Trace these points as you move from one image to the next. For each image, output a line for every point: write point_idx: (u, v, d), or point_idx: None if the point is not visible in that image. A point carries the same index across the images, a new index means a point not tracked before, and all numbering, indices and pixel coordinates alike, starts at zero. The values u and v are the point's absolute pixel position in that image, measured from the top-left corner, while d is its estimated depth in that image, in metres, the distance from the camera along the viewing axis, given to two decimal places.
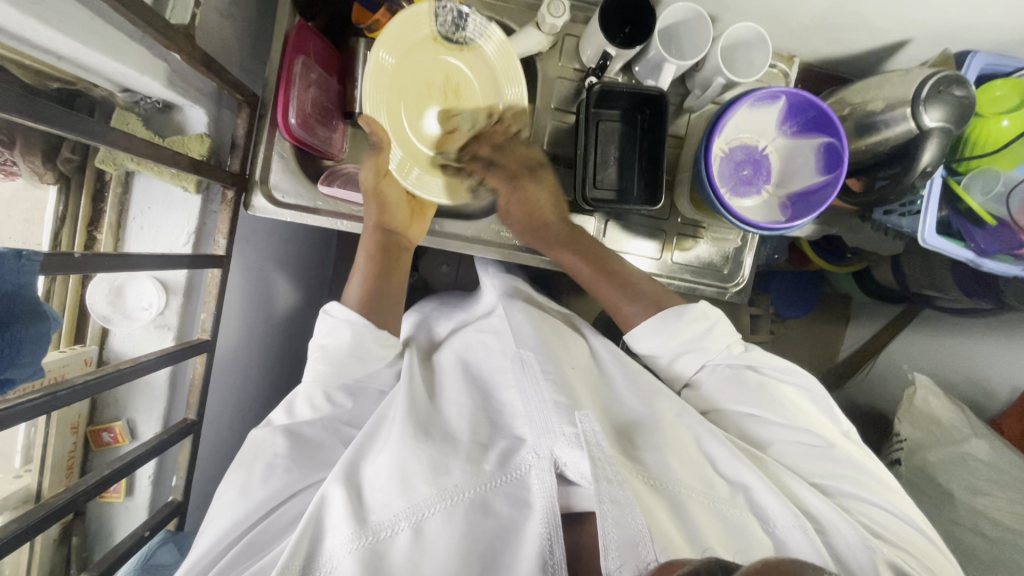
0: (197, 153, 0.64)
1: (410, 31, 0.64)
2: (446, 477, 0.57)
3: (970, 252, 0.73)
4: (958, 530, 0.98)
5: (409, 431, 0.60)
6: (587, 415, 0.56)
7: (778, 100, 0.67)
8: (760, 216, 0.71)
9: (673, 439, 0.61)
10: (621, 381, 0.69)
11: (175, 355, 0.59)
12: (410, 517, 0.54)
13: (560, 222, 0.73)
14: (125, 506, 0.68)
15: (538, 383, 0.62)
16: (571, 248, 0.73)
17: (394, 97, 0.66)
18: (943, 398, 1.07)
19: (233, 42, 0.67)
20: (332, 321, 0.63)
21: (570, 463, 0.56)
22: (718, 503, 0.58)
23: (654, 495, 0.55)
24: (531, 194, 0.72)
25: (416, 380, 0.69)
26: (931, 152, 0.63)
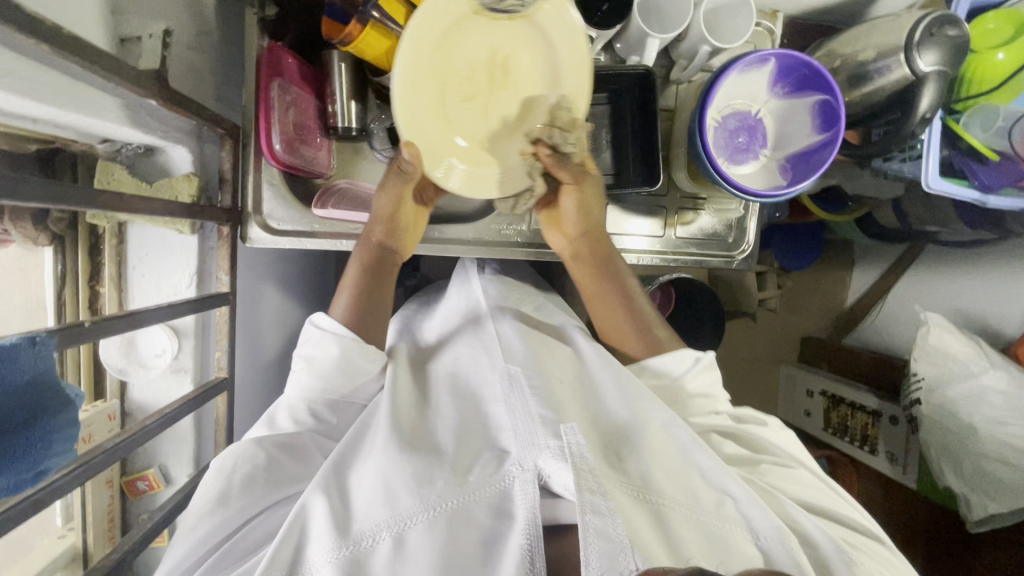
0: (188, 195, 0.62)
1: (444, 9, 0.59)
2: (428, 487, 0.56)
3: (976, 190, 0.73)
4: (985, 462, 0.99)
5: (394, 443, 0.60)
6: (571, 428, 0.56)
7: (767, 63, 0.65)
8: (761, 182, 0.70)
9: (658, 450, 0.60)
10: (609, 389, 0.67)
11: (197, 402, 0.58)
12: (392, 526, 0.54)
13: (602, 241, 0.74)
14: None
15: (524, 398, 0.63)
16: (603, 278, 0.74)
17: (433, 74, 0.61)
18: (957, 334, 1.07)
19: (206, 75, 0.65)
20: (320, 333, 0.65)
21: (555, 475, 0.56)
22: (702, 515, 0.57)
23: (639, 505, 0.55)
24: (585, 200, 0.72)
25: (400, 394, 0.68)
26: (929, 96, 0.62)
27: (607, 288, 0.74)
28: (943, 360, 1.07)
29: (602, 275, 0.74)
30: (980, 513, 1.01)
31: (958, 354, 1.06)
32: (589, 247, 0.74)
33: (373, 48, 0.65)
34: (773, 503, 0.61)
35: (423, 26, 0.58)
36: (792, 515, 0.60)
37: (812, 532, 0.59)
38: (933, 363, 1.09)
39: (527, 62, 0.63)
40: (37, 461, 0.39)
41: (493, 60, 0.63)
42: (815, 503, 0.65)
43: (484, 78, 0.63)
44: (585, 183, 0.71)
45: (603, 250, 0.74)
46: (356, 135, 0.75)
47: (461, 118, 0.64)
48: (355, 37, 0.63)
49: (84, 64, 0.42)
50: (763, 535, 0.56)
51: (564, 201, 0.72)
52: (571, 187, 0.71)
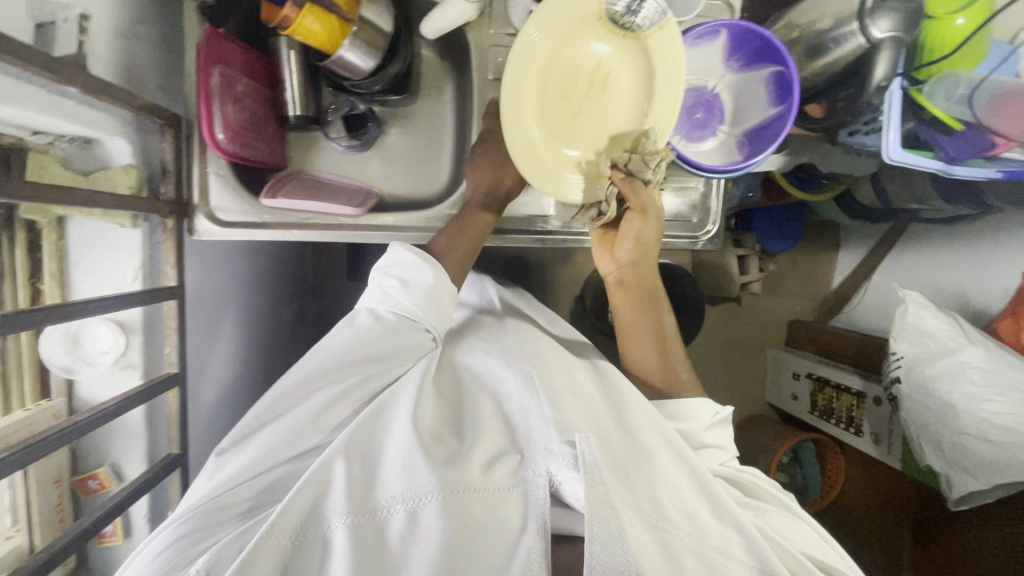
0: (125, 186, 0.61)
1: (557, 11, 0.61)
2: (449, 468, 0.56)
3: (940, 161, 0.72)
4: (964, 439, 0.98)
5: (413, 433, 0.59)
6: (586, 438, 0.55)
7: (719, 35, 0.64)
8: (719, 160, 0.68)
9: (666, 473, 0.59)
10: (629, 397, 0.66)
11: (142, 395, 0.59)
12: (406, 502, 0.54)
13: (653, 275, 0.73)
14: (127, 547, 0.67)
15: (541, 403, 0.62)
16: (641, 309, 0.74)
17: (537, 84, 0.64)
18: (935, 311, 1.06)
19: (146, 65, 0.64)
20: (402, 260, 0.68)
21: (566, 484, 0.55)
22: (706, 546, 0.55)
23: (643, 526, 0.54)
24: (645, 232, 0.69)
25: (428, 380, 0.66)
26: (884, 66, 0.61)
27: (644, 318, 0.74)
28: (922, 338, 1.06)
29: (642, 307, 0.74)
30: (961, 490, 1.00)
31: (936, 332, 1.04)
32: (636, 278, 0.72)
33: (312, 34, 0.63)
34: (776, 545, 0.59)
35: (538, 32, 0.62)
36: (791, 555, 0.58)
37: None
38: (912, 341, 1.08)
39: (626, 79, 0.65)
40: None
41: (597, 72, 0.64)
42: (820, 557, 0.62)
43: (585, 82, 0.65)
44: (649, 215, 0.67)
45: (649, 284, 0.73)
46: (309, 124, 0.75)
47: (555, 129, 0.65)
48: (291, 22, 0.61)
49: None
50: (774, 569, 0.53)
51: (628, 225, 0.68)
52: (636, 216, 0.67)
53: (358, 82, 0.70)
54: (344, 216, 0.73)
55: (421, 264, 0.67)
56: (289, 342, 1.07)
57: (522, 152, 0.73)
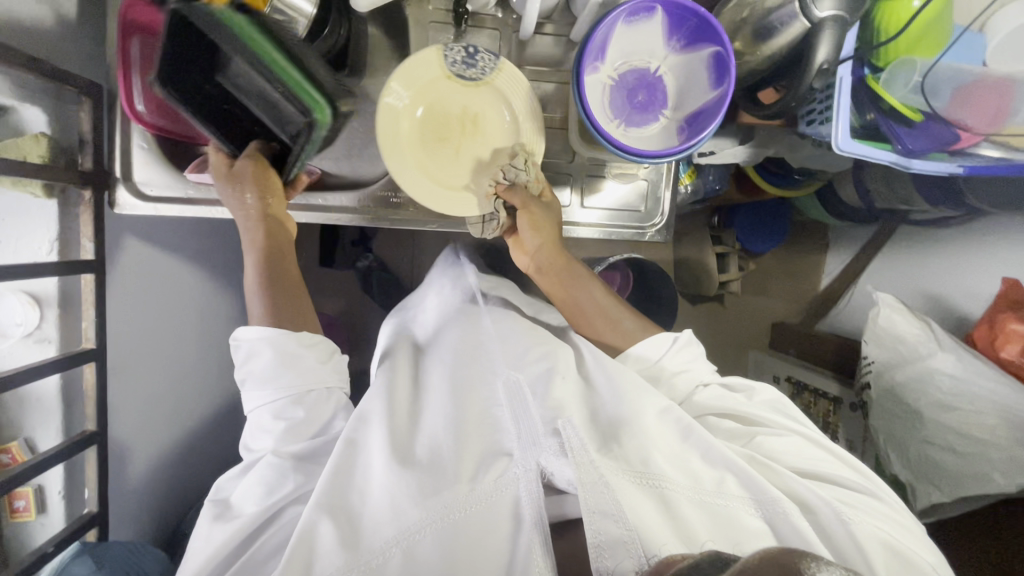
0: (36, 156, 0.59)
1: (421, 70, 0.66)
2: (437, 497, 0.56)
3: (896, 153, 0.68)
4: (930, 449, 0.94)
5: (391, 460, 0.59)
6: (569, 422, 0.59)
7: (655, 12, 0.61)
8: (657, 145, 0.65)
9: (657, 441, 0.60)
10: (602, 381, 0.67)
11: (67, 362, 0.60)
12: (400, 542, 0.54)
13: (558, 255, 0.74)
14: (41, 523, 0.67)
15: (524, 398, 0.64)
16: (571, 287, 0.75)
17: (410, 144, 0.67)
18: (908, 314, 1.01)
19: (66, 32, 0.63)
20: (245, 345, 0.63)
21: (557, 472, 0.59)
22: (706, 495, 0.57)
23: (641, 489, 0.55)
24: (533, 218, 0.71)
25: (393, 402, 0.68)
26: (826, 48, 0.57)
27: (577, 297, 0.75)
28: (892, 343, 1.02)
29: (567, 284, 0.75)
30: (925, 502, 0.95)
31: (907, 337, 1.00)
32: (553, 264, 0.74)
33: None
34: (778, 481, 0.60)
35: (393, 99, 0.66)
36: (789, 484, 0.60)
37: (809, 496, 0.59)
38: (883, 346, 1.04)
39: (492, 117, 0.69)
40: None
41: (465, 115, 0.69)
42: (814, 469, 0.64)
43: (457, 124, 0.69)
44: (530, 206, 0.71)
45: (563, 263, 0.74)
46: None
47: (442, 169, 0.69)
48: None
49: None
50: (767, 507, 0.56)
51: (522, 219, 0.71)
52: (520, 212, 0.71)
53: None
54: None
55: (259, 342, 0.62)
56: None
57: (256, 175, 0.66)
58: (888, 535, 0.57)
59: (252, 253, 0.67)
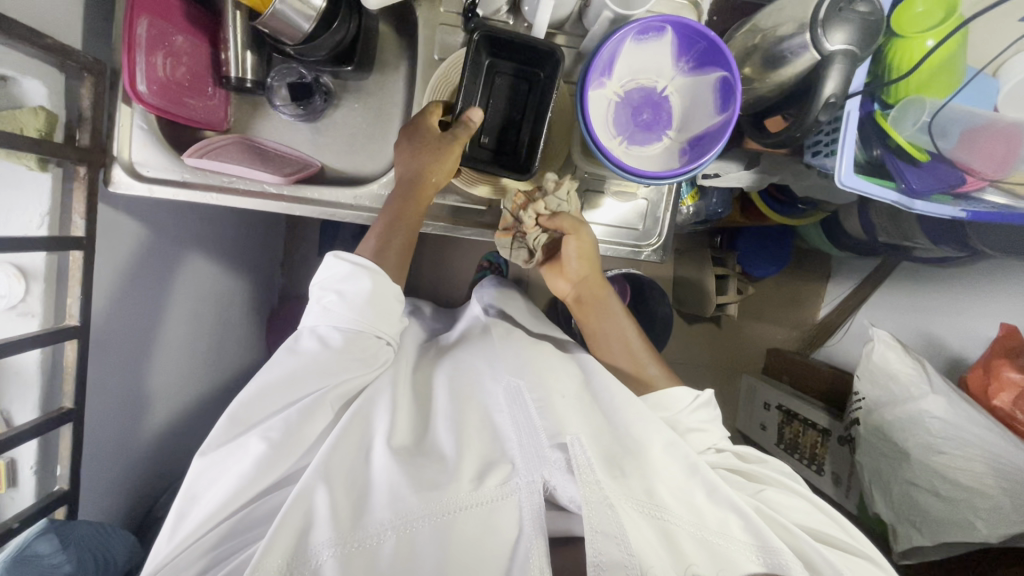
0: (32, 129, 0.58)
1: None
2: (438, 491, 0.56)
3: (900, 192, 0.66)
4: (915, 491, 0.93)
5: (394, 453, 0.59)
6: (576, 439, 0.57)
7: (665, 32, 0.60)
8: (658, 166, 0.65)
9: (663, 472, 0.60)
10: (611, 399, 0.65)
11: (49, 338, 0.60)
12: (396, 524, 0.54)
13: (599, 287, 0.79)
14: (9, 498, 0.66)
15: (527, 409, 0.63)
16: (603, 317, 0.81)
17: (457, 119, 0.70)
18: (902, 353, 1.00)
19: (72, 6, 0.62)
20: (340, 267, 0.63)
21: (560, 487, 0.58)
22: (706, 533, 0.57)
23: (643, 518, 0.55)
24: (579, 249, 0.72)
25: (399, 393, 0.67)
26: (834, 83, 0.56)
27: (604, 325, 0.81)
28: (885, 381, 1.01)
29: (600, 315, 0.81)
30: (905, 544, 0.95)
31: (900, 375, 0.99)
32: (591, 293, 0.80)
33: None
34: (785, 534, 0.60)
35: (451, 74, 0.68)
36: (794, 539, 0.59)
37: (816, 558, 0.58)
38: (876, 383, 1.03)
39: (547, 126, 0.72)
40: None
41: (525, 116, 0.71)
42: (815, 527, 0.64)
43: None
44: (582, 234, 0.71)
45: (601, 294, 0.80)
46: (254, 89, 0.74)
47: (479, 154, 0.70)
48: None
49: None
50: (771, 560, 0.55)
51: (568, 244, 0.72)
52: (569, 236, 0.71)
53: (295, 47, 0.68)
54: (265, 183, 0.71)
55: (357, 273, 0.62)
56: (236, 309, 1.06)
57: (439, 146, 0.63)
58: None
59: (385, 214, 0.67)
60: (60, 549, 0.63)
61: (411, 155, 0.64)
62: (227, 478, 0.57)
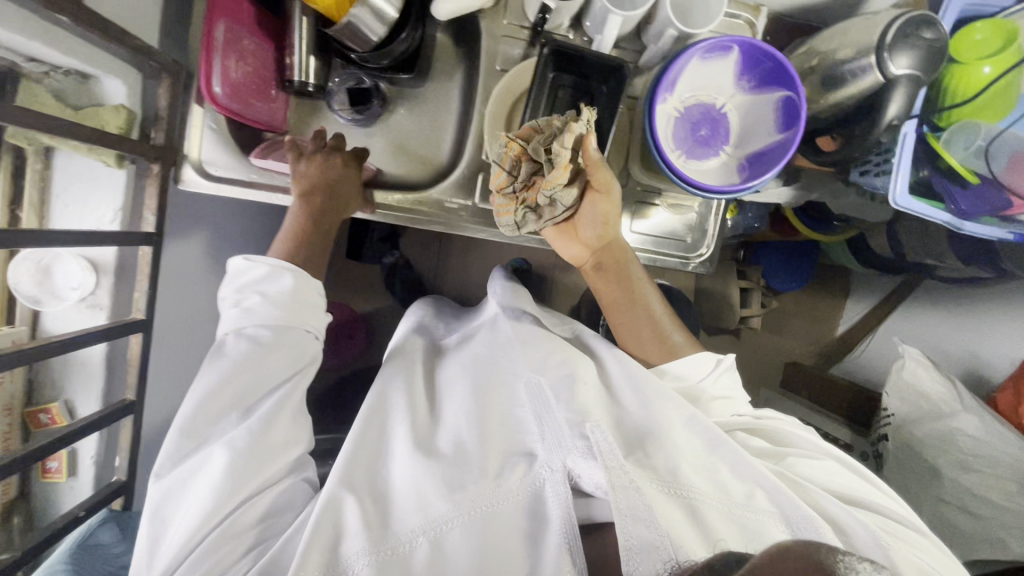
0: (116, 126, 0.60)
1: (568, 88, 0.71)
2: (460, 493, 0.57)
3: (949, 213, 0.68)
4: (945, 508, 0.94)
5: (418, 452, 0.61)
6: (598, 426, 0.57)
7: (731, 51, 0.62)
8: (715, 180, 0.66)
9: (684, 449, 0.59)
10: (626, 390, 0.65)
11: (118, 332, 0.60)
12: (427, 532, 0.55)
13: (620, 249, 0.74)
14: (69, 485, 0.67)
15: (547, 400, 0.63)
16: (624, 287, 0.75)
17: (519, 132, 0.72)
18: (934, 371, 1.00)
19: (151, 9, 0.64)
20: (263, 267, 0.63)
21: (584, 475, 0.57)
22: (735, 507, 0.55)
23: (671, 499, 0.54)
24: (605, 211, 0.69)
25: (415, 399, 0.69)
26: (897, 104, 0.59)
27: (624, 294, 0.76)
28: (916, 398, 1.02)
29: (622, 287, 0.75)
30: None
31: (931, 394, 1.00)
32: (612, 258, 0.75)
33: None
34: (806, 497, 0.60)
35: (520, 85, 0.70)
36: (822, 504, 0.59)
37: (848, 523, 0.58)
38: (904, 398, 1.03)
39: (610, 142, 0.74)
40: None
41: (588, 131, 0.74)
42: (845, 491, 0.64)
43: None
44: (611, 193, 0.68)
45: (623, 260, 0.75)
46: (314, 92, 0.76)
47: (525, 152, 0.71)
48: None
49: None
50: (798, 526, 0.54)
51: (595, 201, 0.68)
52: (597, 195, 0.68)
53: (364, 54, 0.70)
54: None
55: (277, 271, 0.62)
56: None
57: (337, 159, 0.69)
58: (912, 557, 0.55)
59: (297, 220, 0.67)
60: (121, 540, 0.65)
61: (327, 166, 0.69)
62: (201, 493, 0.55)
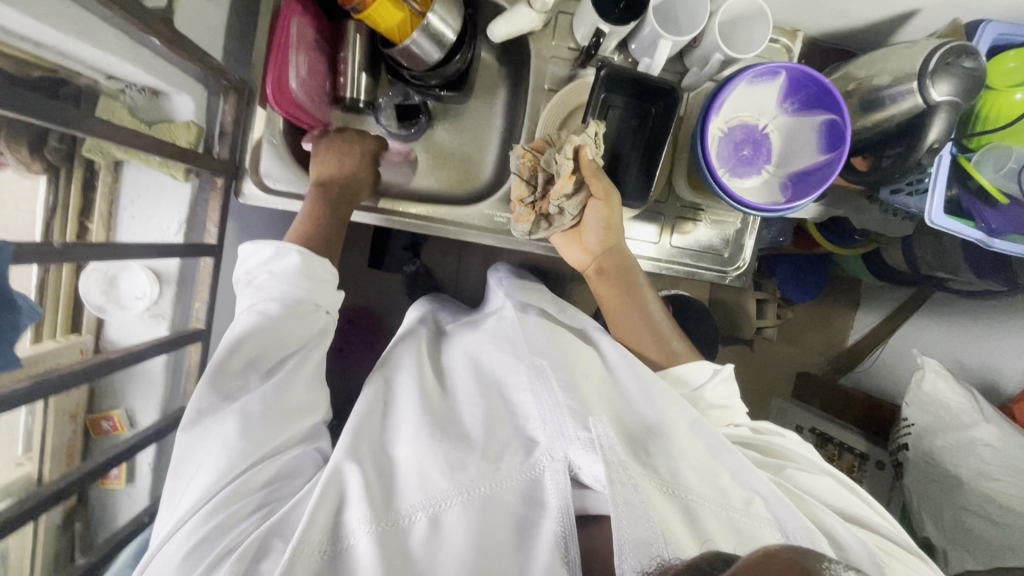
0: (185, 142, 0.62)
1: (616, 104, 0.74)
2: (462, 471, 0.56)
3: (980, 231, 0.71)
4: (967, 516, 0.97)
5: (424, 429, 0.60)
6: (601, 421, 0.56)
7: (778, 76, 0.64)
8: (759, 197, 0.69)
9: (685, 449, 0.59)
10: (631, 383, 0.66)
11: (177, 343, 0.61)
12: (427, 507, 0.55)
13: (622, 253, 0.75)
14: (127, 493, 0.70)
15: (551, 388, 0.61)
16: (625, 292, 0.75)
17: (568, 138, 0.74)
18: (953, 383, 1.03)
19: (218, 28, 0.66)
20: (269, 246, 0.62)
21: (584, 467, 0.55)
22: (731, 511, 0.55)
23: (668, 500, 0.54)
24: (609, 216, 0.70)
25: (425, 382, 0.68)
26: (937, 128, 0.61)
27: (624, 299, 0.76)
28: (935, 408, 1.04)
29: (624, 292, 0.75)
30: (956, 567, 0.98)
31: (951, 404, 1.02)
32: (615, 264, 0.75)
33: (384, 17, 0.64)
34: (803, 507, 0.61)
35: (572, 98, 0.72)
36: (818, 515, 0.60)
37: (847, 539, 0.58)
38: (925, 409, 1.06)
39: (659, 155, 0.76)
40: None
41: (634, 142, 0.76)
42: (843, 506, 0.65)
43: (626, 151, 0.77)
44: (613, 200, 0.69)
45: (627, 267, 0.75)
46: (364, 108, 0.78)
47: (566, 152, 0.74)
48: (366, 5, 0.62)
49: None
50: (793, 534, 0.54)
51: (597, 206, 0.69)
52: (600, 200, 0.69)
53: (419, 73, 0.72)
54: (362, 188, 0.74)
55: (286, 249, 0.62)
56: None
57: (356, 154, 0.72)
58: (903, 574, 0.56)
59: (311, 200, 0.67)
60: None
61: (337, 161, 0.71)
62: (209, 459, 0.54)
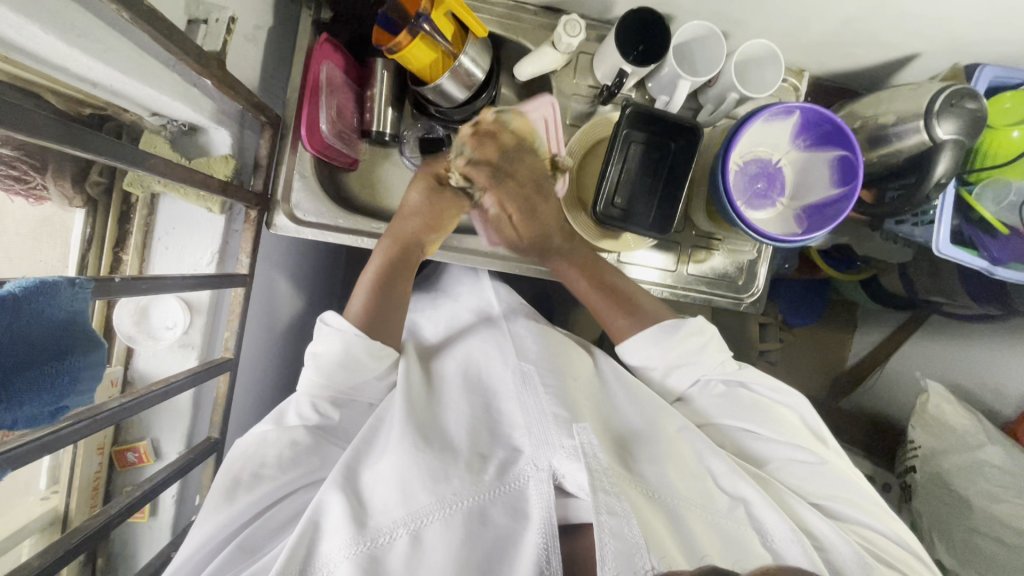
0: (222, 175, 0.64)
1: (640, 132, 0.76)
2: (445, 484, 0.55)
3: (983, 260, 0.74)
4: (979, 538, 0.96)
5: (408, 439, 0.59)
6: (585, 428, 0.55)
7: (792, 115, 0.68)
8: (775, 229, 0.72)
9: (673, 452, 0.60)
10: (620, 392, 0.68)
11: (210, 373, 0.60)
12: (409, 524, 0.53)
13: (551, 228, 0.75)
14: (149, 527, 0.69)
15: (537, 395, 0.62)
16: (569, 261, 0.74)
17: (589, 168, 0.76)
18: (957, 406, 1.05)
19: (256, 66, 0.69)
20: (328, 330, 0.64)
21: (569, 476, 0.55)
22: (716, 516, 0.56)
23: (651, 506, 0.53)
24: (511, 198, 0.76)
25: (413, 390, 0.67)
26: (944, 164, 0.64)
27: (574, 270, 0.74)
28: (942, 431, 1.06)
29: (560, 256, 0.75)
30: None
31: (957, 426, 1.04)
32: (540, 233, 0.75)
33: (418, 58, 0.66)
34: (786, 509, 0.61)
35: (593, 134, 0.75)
36: (805, 520, 0.60)
37: (825, 533, 0.59)
38: (932, 433, 1.08)
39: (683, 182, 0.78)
40: (60, 397, 0.38)
41: None
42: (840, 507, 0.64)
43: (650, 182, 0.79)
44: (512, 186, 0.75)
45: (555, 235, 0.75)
46: (389, 142, 0.78)
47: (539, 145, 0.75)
48: (403, 46, 0.64)
49: (143, 28, 0.43)
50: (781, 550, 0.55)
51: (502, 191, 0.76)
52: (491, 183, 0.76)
53: (446, 109, 0.74)
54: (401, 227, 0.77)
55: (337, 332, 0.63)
56: None
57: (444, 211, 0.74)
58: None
59: (377, 265, 0.70)
60: None
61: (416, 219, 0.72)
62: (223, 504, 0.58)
